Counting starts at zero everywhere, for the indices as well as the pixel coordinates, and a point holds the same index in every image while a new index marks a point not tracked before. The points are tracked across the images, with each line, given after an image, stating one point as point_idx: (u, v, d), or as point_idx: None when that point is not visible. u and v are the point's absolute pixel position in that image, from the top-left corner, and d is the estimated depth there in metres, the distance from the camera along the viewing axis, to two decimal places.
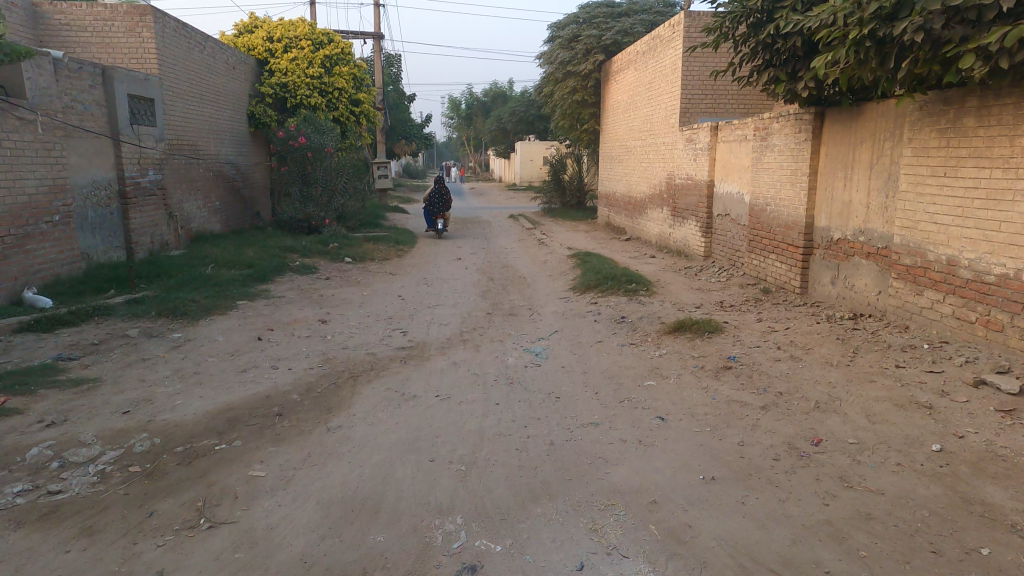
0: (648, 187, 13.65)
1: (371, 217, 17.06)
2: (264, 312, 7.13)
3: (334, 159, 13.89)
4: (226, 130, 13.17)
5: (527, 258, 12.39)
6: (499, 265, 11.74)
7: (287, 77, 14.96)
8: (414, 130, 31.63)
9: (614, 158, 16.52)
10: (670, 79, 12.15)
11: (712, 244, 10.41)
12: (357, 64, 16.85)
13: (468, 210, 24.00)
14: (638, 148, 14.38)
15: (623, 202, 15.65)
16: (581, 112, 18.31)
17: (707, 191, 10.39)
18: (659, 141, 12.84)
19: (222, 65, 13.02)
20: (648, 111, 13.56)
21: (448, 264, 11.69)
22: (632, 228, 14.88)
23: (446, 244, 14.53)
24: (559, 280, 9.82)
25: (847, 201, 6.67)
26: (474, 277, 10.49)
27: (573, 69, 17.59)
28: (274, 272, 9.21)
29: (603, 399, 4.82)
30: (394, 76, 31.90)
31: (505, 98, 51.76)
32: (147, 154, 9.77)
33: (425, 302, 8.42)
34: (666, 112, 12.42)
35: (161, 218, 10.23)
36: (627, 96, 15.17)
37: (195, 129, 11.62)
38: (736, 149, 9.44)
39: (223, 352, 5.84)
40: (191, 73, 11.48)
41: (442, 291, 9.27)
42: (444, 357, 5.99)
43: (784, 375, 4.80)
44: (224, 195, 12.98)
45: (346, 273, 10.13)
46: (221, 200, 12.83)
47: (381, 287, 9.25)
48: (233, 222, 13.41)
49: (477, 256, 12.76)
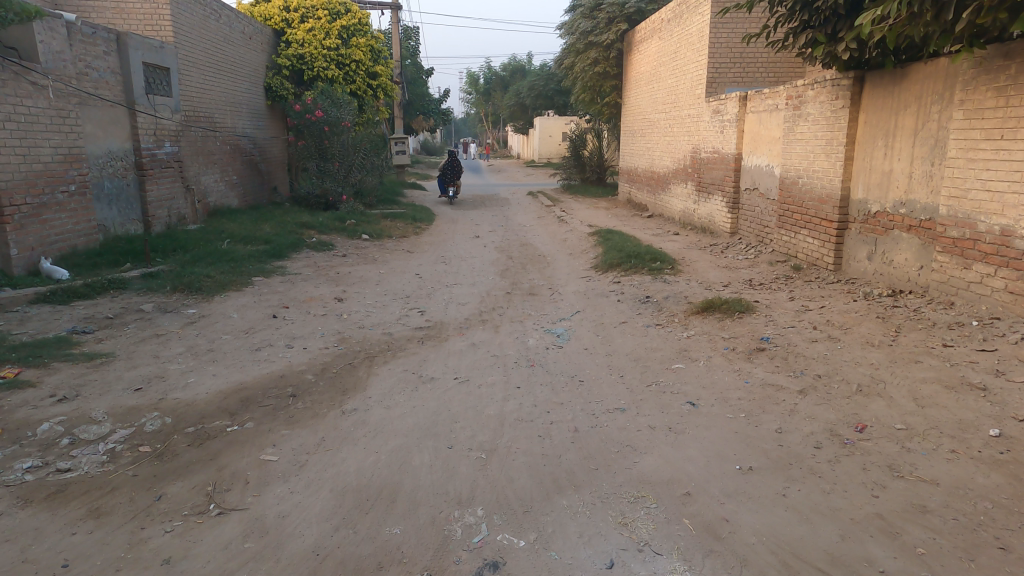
0: (671, 161, 13.21)
1: (388, 193, 16.87)
2: (279, 288, 7.00)
3: (349, 133, 13.67)
4: (243, 103, 13.00)
5: (546, 235, 12.11)
6: (517, 242, 11.49)
7: (303, 48, 14.71)
8: (431, 106, 31.21)
9: (636, 132, 16.05)
10: (697, 48, 11.65)
11: (739, 220, 10.03)
12: (375, 36, 16.47)
13: (486, 187, 23.68)
14: (662, 121, 13.92)
15: (646, 178, 15.23)
16: (603, 84, 17.79)
17: (735, 165, 9.98)
18: (685, 113, 12.38)
19: (238, 35, 12.80)
20: (673, 82, 13.06)
21: (466, 242, 11.47)
22: (655, 205, 14.48)
23: (464, 221, 14.29)
24: (580, 258, 9.55)
25: (888, 171, 6.28)
26: (492, 255, 10.26)
27: (595, 39, 17.04)
28: (290, 249, 9.08)
29: (629, 382, 4.60)
30: (411, 49, 31.40)
31: (523, 74, 50.86)
32: (163, 126, 9.64)
33: (443, 280, 8.24)
34: (692, 82, 11.95)
35: (177, 193, 10.13)
36: (651, 66, 14.64)
37: (211, 101, 11.45)
38: (766, 120, 9.01)
39: (238, 329, 5.72)
40: (206, 43, 11.27)
41: (460, 269, 9.07)
42: (462, 338, 5.81)
43: (823, 357, 4.51)
44: (240, 170, 12.85)
45: (363, 250, 9.97)
46: (238, 175, 12.70)
47: (398, 264, 9.08)
48: (250, 198, 13.29)
49: (496, 234, 12.51)
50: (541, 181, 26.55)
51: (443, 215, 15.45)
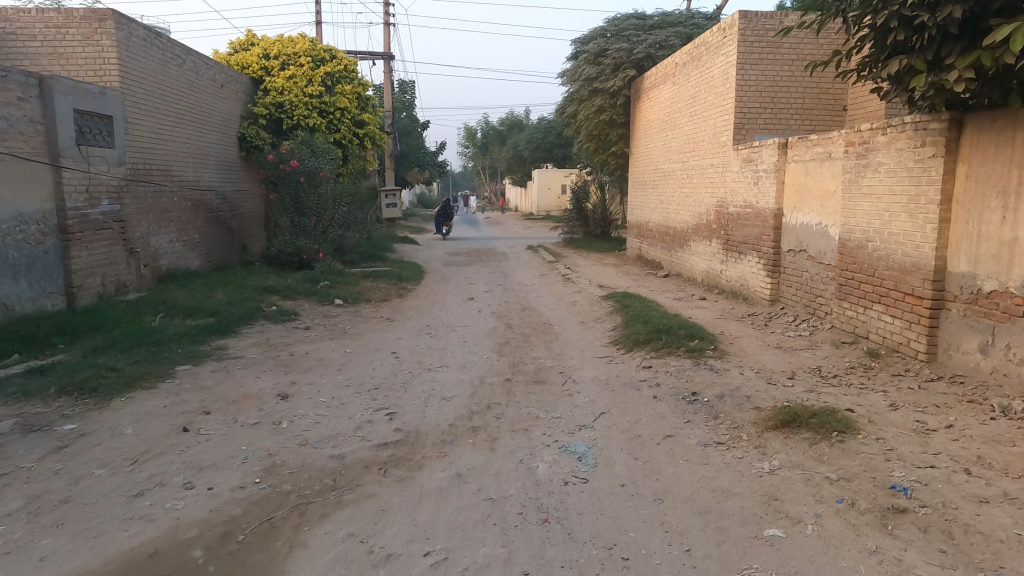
0: (691, 216, 11.86)
1: (374, 249, 15.44)
2: (206, 386, 5.36)
3: (330, 184, 12.33)
4: (210, 155, 11.70)
5: (551, 297, 10.54)
6: (518, 306, 9.92)
7: (283, 96, 13.61)
8: (427, 158, 30.30)
9: (647, 184, 14.83)
10: (720, 91, 10.47)
11: (780, 285, 8.66)
12: (363, 83, 15.41)
13: (484, 240, 22.45)
14: (677, 171, 12.66)
15: (659, 233, 13.85)
16: (609, 133, 16.67)
17: (774, 222, 8.63)
18: (705, 163, 11.15)
19: (207, 82, 11.62)
20: (692, 130, 11.85)
21: (458, 306, 9.89)
22: (671, 263, 13.06)
23: (457, 280, 12.76)
24: (594, 330, 7.94)
25: (1010, 240, 4.77)
26: (489, 323, 8.66)
27: (600, 86, 16.02)
28: (240, 324, 7.52)
29: (702, 566, 2.88)
30: (407, 104, 30.89)
31: (522, 128, 50.85)
32: (100, 181, 8.26)
33: (427, 360, 6.59)
34: (715, 129, 10.72)
35: (117, 257, 8.68)
36: (664, 114, 13.49)
37: (168, 153, 10.13)
38: (816, 170, 7.67)
39: (121, 458, 4.03)
40: (164, 90, 10.02)
41: (449, 343, 7.44)
42: (443, 464, 4.08)
43: (1018, 541, 2.81)
44: (204, 226, 11.42)
45: (333, 319, 8.40)
46: (200, 233, 11.27)
47: (375, 339, 7.45)
48: (215, 257, 11.80)
49: (492, 295, 10.96)
50: (542, 234, 25.34)
51: (434, 272, 13.94)
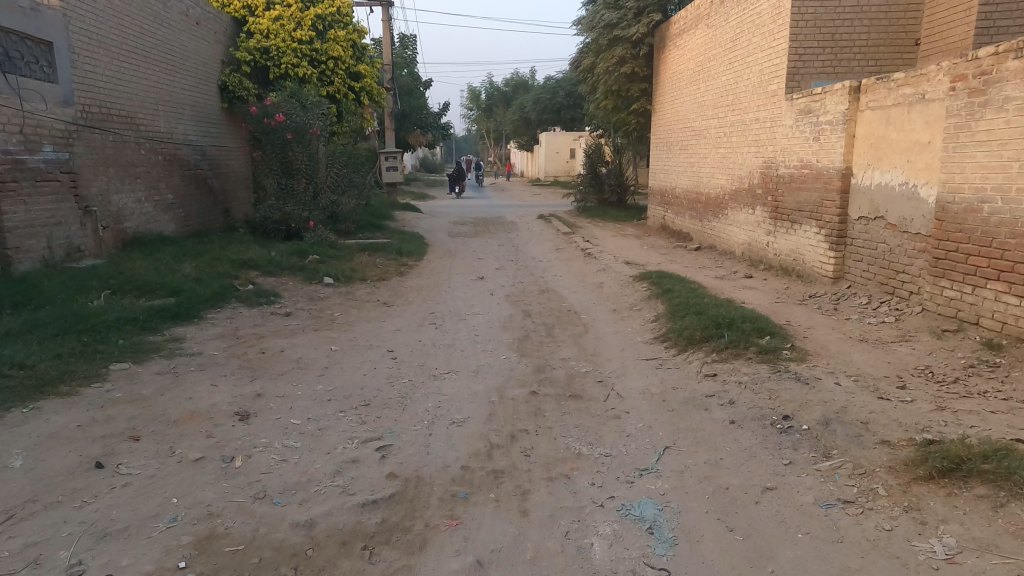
0: (729, 180, 10.43)
1: (372, 218, 14.06)
2: (144, 397, 4.14)
3: (320, 143, 10.92)
4: (185, 104, 10.30)
5: (572, 276, 9.24)
6: (534, 287, 8.62)
7: (269, 40, 12.14)
8: (430, 119, 28.60)
9: (673, 145, 13.39)
10: (768, 30, 8.99)
11: (847, 262, 7.29)
12: (359, 30, 13.75)
13: (491, 207, 20.98)
14: (712, 128, 11.15)
15: (689, 200, 12.43)
16: (629, 88, 15.08)
17: (840, 184, 7.23)
18: (748, 117, 9.66)
19: (178, 16, 10.15)
20: (731, 80, 10.36)
21: (466, 287, 8.60)
22: (702, 235, 11.73)
23: (464, 254, 11.42)
24: (631, 321, 6.64)
25: None
26: (504, 310, 7.39)
27: (620, 34, 14.40)
28: (205, 307, 6.26)
29: None
30: (409, 60, 29.06)
31: (529, 90, 48.73)
32: (39, 121, 6.93)
33: (431, 363, 5.31)
34: (761, 75, 9.25)
35: (68, 216, 7.40)
36: (696, 63, 11.97)
37: (131, 97, 8.74)
38: (900, 118, 6.24)
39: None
40: (122, 20, 8.58)
41: (458, 338, 6.17)
42: (457, 542, 2.86)
43: None
44: (179, 186, 10.07)
45: (320, 303, 7.13)
46: (175, 194, 9.93)
47: (368, 331, 6.17)
48: (192, 223, 10.47)
49: (504, 274, 9.64)
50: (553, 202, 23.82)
51: (438, 245, 12.59)
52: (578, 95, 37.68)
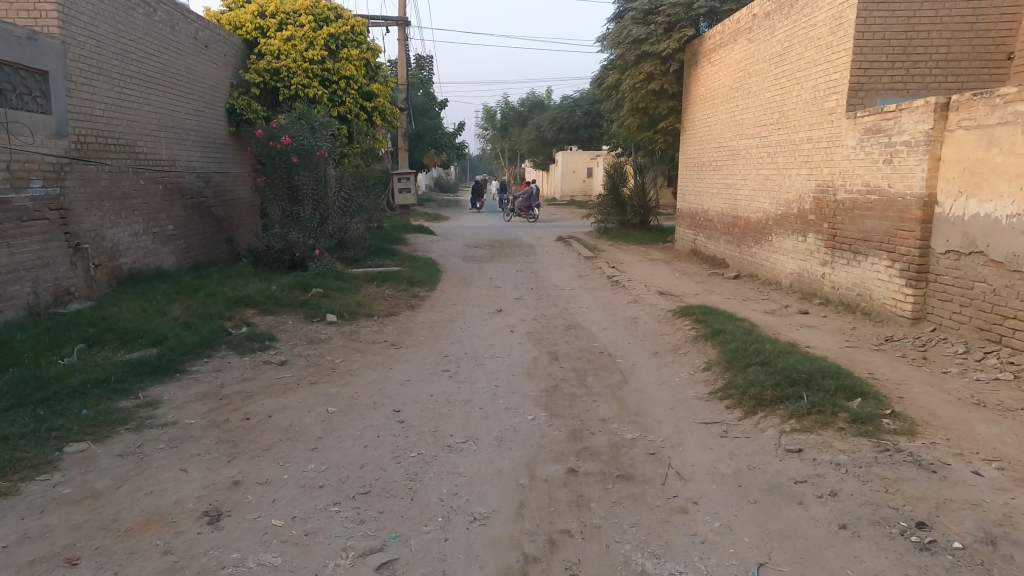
0: (773, 204, 9.66)
1: (383, 242, 13.34)
2: (97, 495, 3.31)
3: (327, 165, 10.30)
4: (190, 130, 9.68)
5: (601, 309, 8.37)
6: (560, 322, 7.76)
7: (279, 61, 11.59)
8: (444, 139, 28.08)
9: (706, 164, 12.58)
10: (826, 43, 8.22)
11: (927, 298, 6.50)
12: (373, 48, 13.16)
13: (507, 228, 20.23)
14: (753, 148, 10.40)
15: (724, 224, 11.60)
16: (657, 105, 14.30)
17: (920, 213, 6.47)
18: (797, 136, 8.92)
19: (186, 40, 9.58)
20: (776, 96, 9.57)
21: (485, 322, 7.77)
22: (741, 262, 10.87)
23: (480, 281, 10.63)
24: (677, 367, 5.73)
25: None
26: (528, 351, 6.53)
27: (649, 49, 13.65)
28: (190, 359, 5.46)
29: None
30: (423, 80, 28.66)
31: (543, 108, 48.43)
32: (28, 156, 6.30)
33: (444, 429, 4.46)
34: (815, 92, 8.49)
35: (56, 256, 6.69)
36: (734, 79, 11.18)
37: (131, 125, 8.10)
38: (1004, 139, 5.53)
39: None
40: (126, 44, 7.97)
41: (476, 390, 5.30)
42: None
43: None
44: (181, 215, 9.41)
45: (320, 348, 6.34)
46: (176, 223, 9.26)
47: (372, 383, 5.33)
48: (194, 254, 9.78)
49: (526, 305, 8.80)
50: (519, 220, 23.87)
51: (453, 270, 11.81)
52: (594, 114, 37.08)
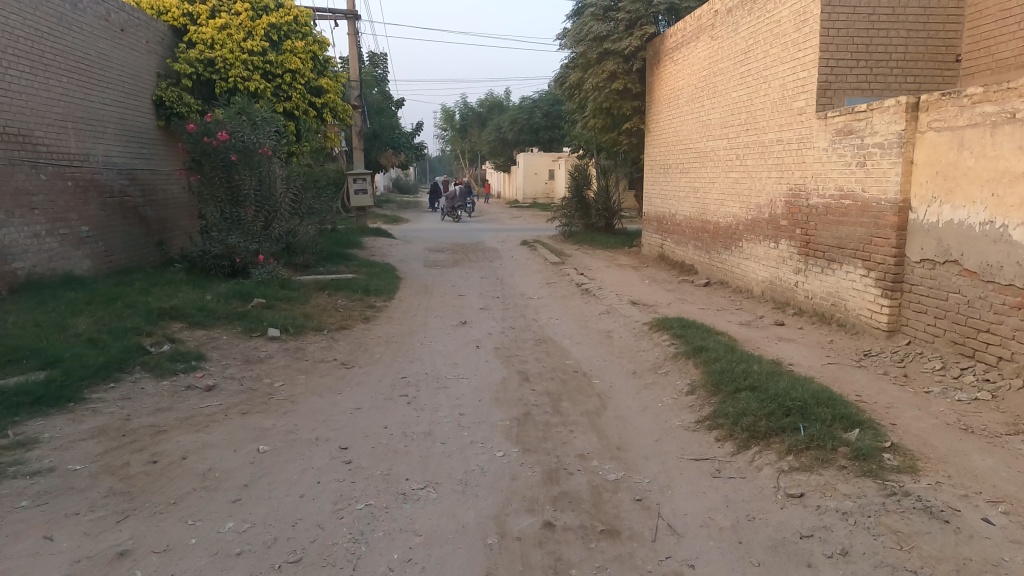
0: (744, 209, 9.35)
1: (337, 247, 12.53)
2: None
3: (273, 164, 9.55)
4: (106, 122, 8.78)
5: (570, 320, 7.87)
6: (527, 335, 7.21)
7: (213, 51, 10.73)
8: (402, 139, 27.26)
9: (672, 167, 12.26)
10: (791, 40, 7.93)
11: (903, 309, 6.19)
12: (320, 40, 12.37)
13: (470, 232, 19.58)
14: (720, 150, 10.09)
15: (693, 229, 11.28)
16: (621, 106, 13.86)
17: (895, 219, 6.17)
18: (766, 138, 8.62)
19: (96, 22, 8.68)
20: (743, 96, 9.28)
21: (445, 336, 7.15)
22: (711, 268, 10.55)
23: (442, 289, 9.98)
24: (659, 391, 5.26)
25: None
26: (495, 371, 5.94)
27: (611, 47, 13.27)
28: (87, 385, 4.69)
29: None
30: (378, 78, 27.77)
31: (505, 109, 47.93)
32: None
33: (400, 470, 3.83)
34: (782, 91, 8.20)
35: None
36: (698, 78, 10.89)
37: (22, 112, 7.21)
38: (976, 142, 5.23)
39: None
40: (9, 21, 7.07)
41: (438, 418, 4.68)
42: None
43: None
44: (98, 215, 8.48)
45: (258, 368, 5.61)
46: (92, 225, 8.34)
47: (316, 413, 4.65)
48: (117, 258, 8.84)
49: (490, 316, 8.22)
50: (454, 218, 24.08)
51: (411, 277, 11.11)
52: (555, 115, 36.85)
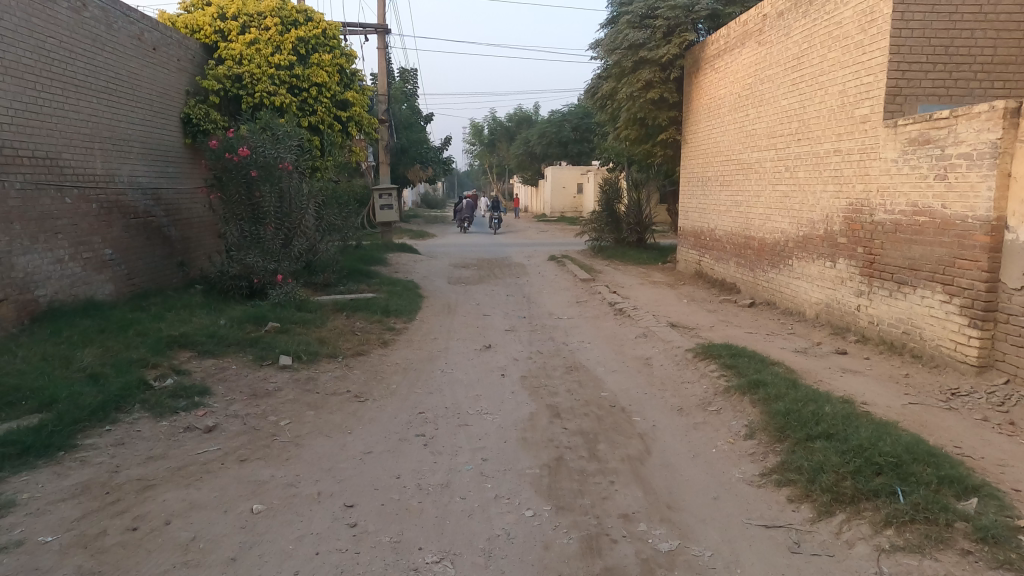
0: (794, 224, 8.60)
1: (360, 264, 12.13)
2: None
3: (295, 180, 9.17)
4: (132, 142, 8.49)
5: (605, 344, 7.23)
6: (559, 362, 6.59)
7: (241, 67, 10.46)
8: (430, 154, 27.06)
9: (711, 179, 11.57)
10: (855, 41, 7.21)
11: (997, 343, 5.40)
12: (348, 53, 12.03)
13: (496, 247, 19.08)
14: (767, 162, 9.37)
15: (734, 245, 10.55)
16: (656, 116, 13.25)
17: (987, 238, 5.40)
18: (822, 148, 7.88)
19: (127, 40, 8.40)
20: (795, 103, 8.57)
21: (470, 362, 6.58)
22: (756, 288, 9.79)
23: (466, 308, 9.45)
24: (711, 432, 4.58)
25: None
26: (522, 403, 5.32)
27: (648, 55, 12.70)
28: (80, 432, 4.22)
29: None
30: (406, 94, 27.70)
31: (532, 123, 47.70)
32: None
33: (411, 536, 3.24)
34: (843, 97, 7.47)
35: None
36: (742, 86, 10.19)
37: (48, 135, 6.91)
38: None
39: None
40: (39, 42, 6.78)
41: (456, 465, 4.09)
42: None
43: None
44: (123, 237, 8.16)
45: (265, 403, 5.11)
46: (116, 247, 8.01)
47: (321, 459, 4.11)
48: (140, 280, 8.50)
49: (518, 339, 7.64)
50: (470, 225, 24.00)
51: (436, 295, 10.62)
52: (583, 129, 36.43)
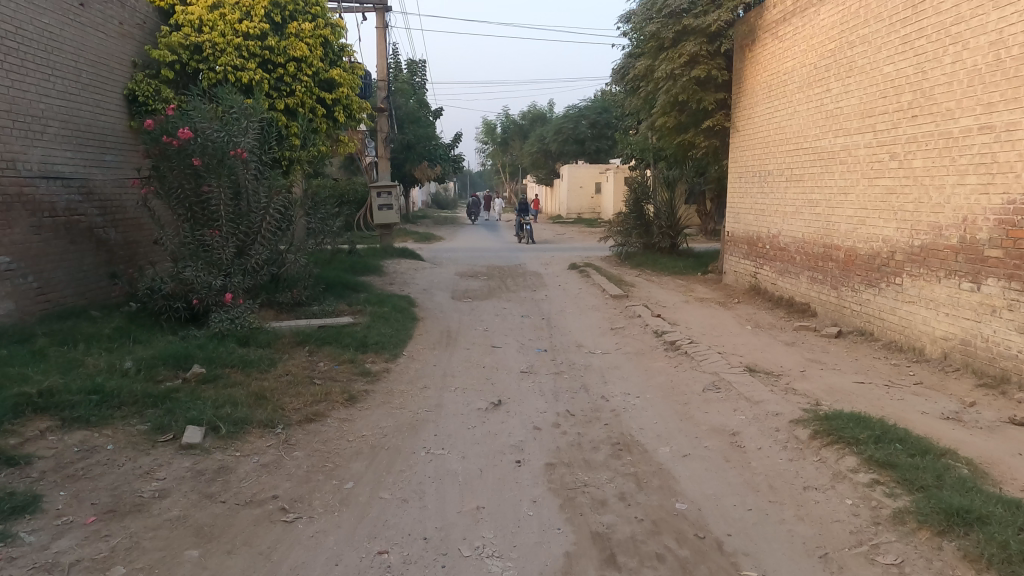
0: (905, 229, 6.45)
1: (345, 276, 10.09)
2: None
3: (252, 171, 6.98)
4: (46, 117, 6.48)
5: (661, 402, 5.11)
6: (600, 436, 4.47)
7: (202, 34, 8.45)
8: (439, 150, 25.15)
9: (772, 173, 9.44)
10: None
11: None
12: (337, 23, 9.81)
13: (509, 252, 17.01)
14: (860, 148, 7.21)
15: (808, 254, 8.40)
16: (701, 99, 11.01)
17: None
18: (957, 125, 5.73)
19: None
20: (905, 68, 6.42)
21: (470, 434, 4.48)
22: (841, 312, 7.65)
23: (470, 337, 7.38)
24: None
25: None
26: (552, 530, 3.23)
27: (692, 23, 10.66)
28: None
29: None
30: (415, 86, 25.84)
31: (547, 121, 45.66)
32: None
33: None
34: (995, 50, 5.32)
35: None
36: (819, 54, 8.04)
37: None
38: None
39: None
40: None
41: None
42: None
43: None
44: (27, 238, 6.20)
45: (126, 529, 3.08)
46: (15, 253, 6.06)
47: None
48: (54, 295, 6.52)
49: (538, 389, 5.54)
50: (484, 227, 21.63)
51: (433, 316, 8.56)
52: (602, 124, 34.30)
